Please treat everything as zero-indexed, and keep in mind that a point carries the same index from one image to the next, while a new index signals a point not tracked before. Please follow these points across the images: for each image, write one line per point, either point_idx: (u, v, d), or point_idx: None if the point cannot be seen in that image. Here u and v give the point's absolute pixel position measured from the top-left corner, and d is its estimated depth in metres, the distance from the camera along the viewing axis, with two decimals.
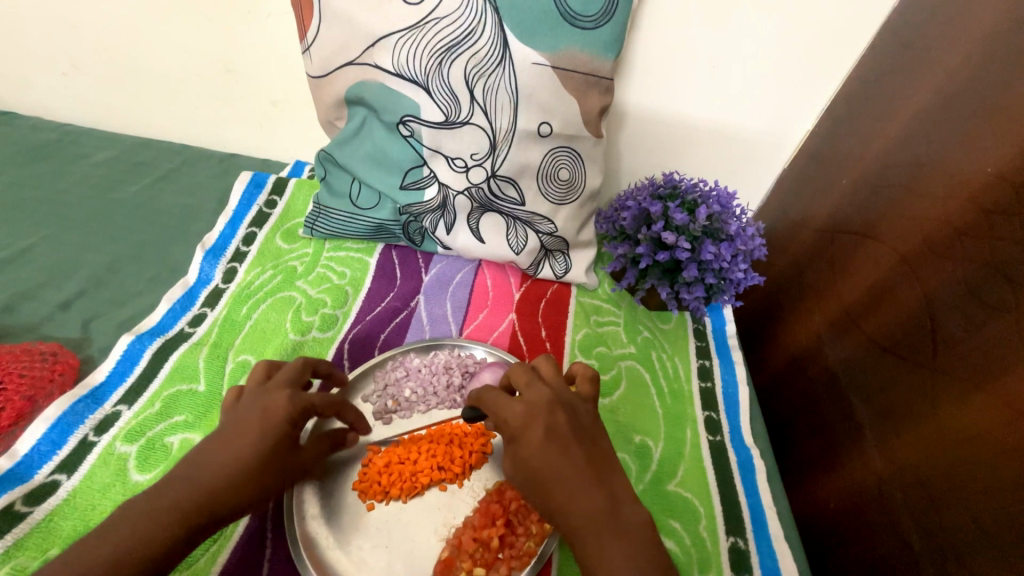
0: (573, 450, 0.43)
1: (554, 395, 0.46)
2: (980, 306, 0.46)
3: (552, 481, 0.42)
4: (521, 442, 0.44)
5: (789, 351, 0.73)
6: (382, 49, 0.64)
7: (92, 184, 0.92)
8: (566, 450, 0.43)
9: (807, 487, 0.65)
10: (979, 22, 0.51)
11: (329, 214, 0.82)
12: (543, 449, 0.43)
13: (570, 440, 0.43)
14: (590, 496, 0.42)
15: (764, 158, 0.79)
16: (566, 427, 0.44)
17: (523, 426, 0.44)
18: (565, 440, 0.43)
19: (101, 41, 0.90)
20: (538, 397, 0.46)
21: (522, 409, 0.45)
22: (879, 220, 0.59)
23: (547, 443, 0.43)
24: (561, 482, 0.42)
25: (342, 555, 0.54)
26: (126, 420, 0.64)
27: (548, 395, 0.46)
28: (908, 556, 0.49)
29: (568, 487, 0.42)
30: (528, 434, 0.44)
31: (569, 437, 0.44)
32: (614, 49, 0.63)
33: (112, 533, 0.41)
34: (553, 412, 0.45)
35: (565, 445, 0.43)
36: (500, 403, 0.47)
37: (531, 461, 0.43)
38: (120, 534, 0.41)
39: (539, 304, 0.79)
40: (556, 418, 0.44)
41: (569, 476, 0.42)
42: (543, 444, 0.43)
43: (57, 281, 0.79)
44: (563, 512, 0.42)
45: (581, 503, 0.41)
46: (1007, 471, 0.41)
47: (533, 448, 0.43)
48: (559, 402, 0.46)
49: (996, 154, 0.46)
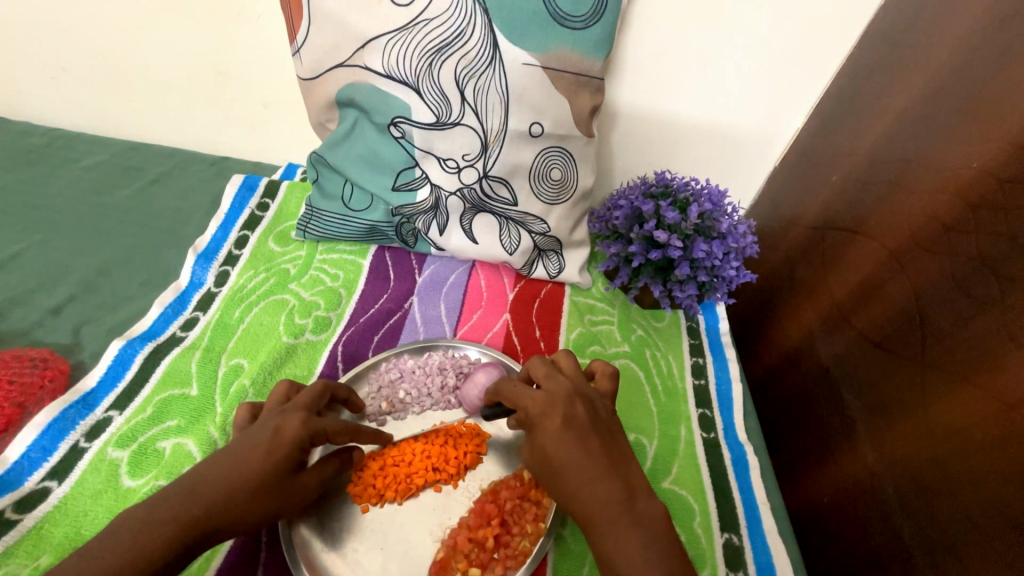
0: (589, 440, 0.44)
1: (572, 387, 0.48)
2: (968, 300, 0.46)
3: (567, 467, 0.43)
4: (539, 429, 0.45)
5: (781, 348, 0.74)
6: (372, 51, 0.64)
7: (82, 188, 0.92)
8: (582, 440, 0.44)
9: (801, 482, 0.66)
10: (965, 18, 0.51)
11: (322, 216, 0.82)
12: (560, 436, 0.44)
13: (587, 430, 0.44)
14: (604, 484, 0.42)
15: (755, 156, 0.80)
16: (584, 417, 0.45)
17: (542, 414, 0.46)
18: (582, 430, 0.44)
19: (89, 44, 0.89)
20: (558, 388, 0.47)
21: (542, 398, 0.46)
22: (869, 215, 0.60)
23: (564, 431, 0.44)
24: (577, 470, 0.43)
25: (336, 557, 0.54)
26: (118, 426, 0.63)
27: (567, 387, 0.47)
28: (899, 549, 0.49)
29: (584, 474, 0.42)
30: (546, 421, 0.45)
31: (587, 428, 0.45)
32: (605, 49, 0.63)
33: (93, 544, 0.40)
34: (571, 403, 0.46)
35: (583, 434, 0.44)
36: (520, 393, 0.48)
37: (548, 448, 0.44)
38: (98, 545, 0.40)
39: (532, 304, 0.79)
40: (574, 409, 0.45)
41: (584, 464, 0.43)
42: (561, 432, 0.44)
43: (47, 287, 0.78)
44: (578, 499, 0.42)
45: (595, 491, 0.42)
46: (997, 463, 0.41)
47: (551, 436, 0.44)
48: (578, 394, 0.47)
49: (982, 150, 0.47)
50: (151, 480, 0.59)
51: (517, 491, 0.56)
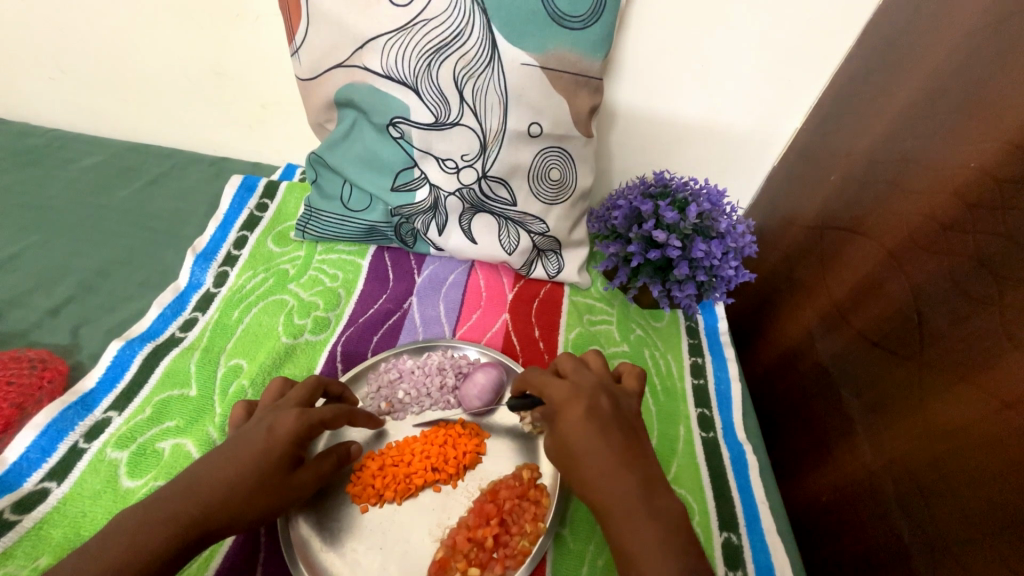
0: (611, 430, 0.45)
1: (598, 381, 0.49)
2: (965, 299, 0.46)
3: (586, 454, 0.44)
4: (562, 417, 0.47)
5: (780, 347, 0.74)
6: (370, 51, 0.64)
7: (80, 189, 0.92)
8: (604, 429, 0.45)
9: (799, 481, 0.66)
10: (963, 19, 0.51)
11: (321, 216, 0.82)
12: (582, 423, 0.45)
13: (610, 421, 0.46)
14: (623, 475, 0.43)
15: (754, 156, 0.80)
16: (607, 408, 0.47)
17: (566, 401, 0.47)
18: (604, 419, 0.46)
19: (88, 44, 0.89)
20: (584, 381, 0.49)
21: (567, 387, 0.48)
22: (867, 215, 0.60)
23: (586, 419, 0.46)
24: (596, 458, 0.44)
25: (336, 557, 0.54)
26: (117, 426, 0.63)
27: (593, 381, 0.49)
28: (898, 548, 0.49)
29: (602, 462, 0.43)
30: (569, 408, 0.47)
31: (609, 417, 0.46)
32: (603, 49, 0.63)
33: (86, 547, 0.40)
34: (595, 395, 0.48)
35: (604, 423, 0.45)
36: (547, 383, 0.50)
37: (570, 434, 0.46)
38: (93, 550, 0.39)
39: (532, 304, 0.79)
40: (598, 399, 0.47)
41: (603, 451, 0.44)
42: (583, 420, 0.45)
43: (46, 288, 0.78)
44: (595, 487, 0.43)
45: (612, 480, 0.43)
46: (994, 461, 0.41)
47: (572, 422, 0.46)
48: (603, 388, 0.49)
49: (979, 150, 0.47)
50: (149, 481, 0.59)
51: (516, 490, 0.56)
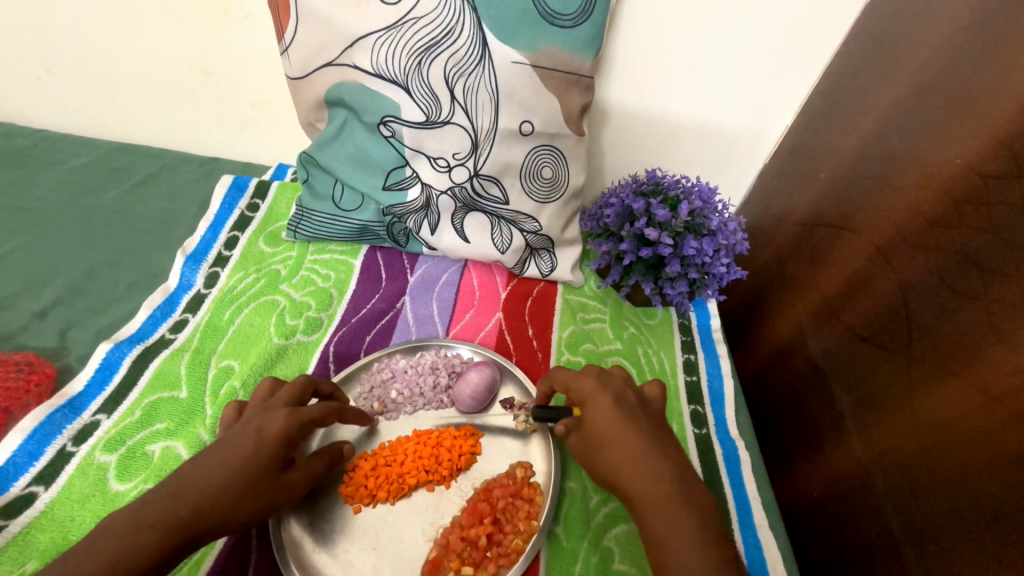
0: (639, 420, 0.47)
1: (624, 379, 0.52)
2: (953, 294, 0.46)
3: (616, 440, 0.46)
4: (590, 406, 0.49)
5: (772, 344, 0.74)
6: (360, 49, 0.64)
7: (68, 190, 0.91)
8: (632, 419, 0.47)
9: (793, 477, 0.66)
10: (948, 18, 0.51)
11: (312, 216, 0.81)
12: (611, 411, 0.48)
13: (637, 412, 0.48)
14: (655, 461, 0.44)
15: (744, 154, 0.80)
16: (634, 402, 0.49)
17: (593, 393, 0.50)
18: (632, 411, 0.48)
19: (74, 45, 0.88)
20: (609, 377, 0.52)
21: (594, 380, 0.51)
22: (856, 211, 0.60)
23: (614, 408, 0.48)
24: (625, 443, 0.46)
25: (329, 559, 0.54)
26: (105, 429, 0.63)
27: (619, 378, 0.52)
28: (889, 542, 0.50)
29: (633, 448, 0.45)
30: (597, 398, 0.49)
31: (636, 410, 0.48)
32: (594, 47, 0.62)
33: (68, 555, 0.39)
34: (622, 390, 0.50)
35: (632, 414, 0.48)
36: (574, 378, 0.53)
37: (597, 422, 0.48)
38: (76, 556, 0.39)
39: (525, 303, 0.79)
40: (624, 395, 0.50)
41: (633, 438, 0.46)
42: (611, 409, 0.48)
43: (33, 290, 0.77)
44: (627, 472, 0.45)
45: (644, 467, 0.44)
46: (980, 453, 0.42)
47: (600, 411, 0.48)
48: (629, 386, 0.51)
49: (964, 147, 0.48)
50: (139, 483, 0.58)
51: (509, 489, 0.56)
